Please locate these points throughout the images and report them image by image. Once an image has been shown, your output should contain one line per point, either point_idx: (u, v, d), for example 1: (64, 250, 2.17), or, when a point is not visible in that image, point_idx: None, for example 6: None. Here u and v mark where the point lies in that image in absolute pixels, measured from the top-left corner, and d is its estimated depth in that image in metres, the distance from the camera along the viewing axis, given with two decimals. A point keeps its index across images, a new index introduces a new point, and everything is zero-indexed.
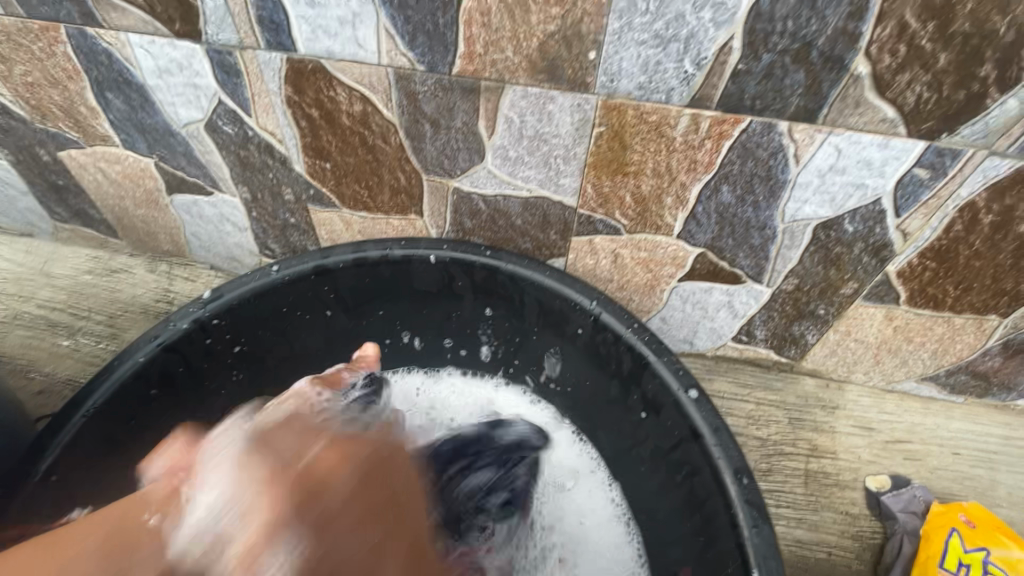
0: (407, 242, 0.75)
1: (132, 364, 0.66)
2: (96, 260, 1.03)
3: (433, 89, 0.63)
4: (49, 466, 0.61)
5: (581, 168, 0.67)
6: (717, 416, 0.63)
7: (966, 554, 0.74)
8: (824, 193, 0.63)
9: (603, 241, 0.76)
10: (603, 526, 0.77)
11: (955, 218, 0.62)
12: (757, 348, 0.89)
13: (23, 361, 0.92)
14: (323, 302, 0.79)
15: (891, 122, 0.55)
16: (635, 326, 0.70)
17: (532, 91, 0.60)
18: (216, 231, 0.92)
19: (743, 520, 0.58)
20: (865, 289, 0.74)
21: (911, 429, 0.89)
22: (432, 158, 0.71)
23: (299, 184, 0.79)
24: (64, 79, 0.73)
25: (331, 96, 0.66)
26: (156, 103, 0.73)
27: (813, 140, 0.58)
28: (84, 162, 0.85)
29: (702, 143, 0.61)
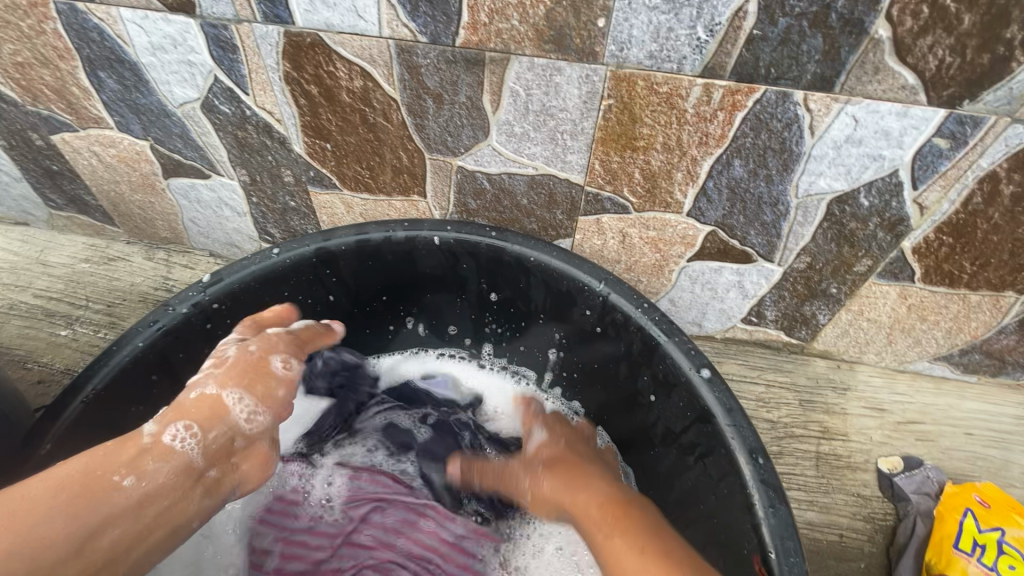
0: (410, 224, 0.73)
1: (131, 349, 0.65)
2: (93, 248, 1.01)
3: (435, 62, 0.61)
4: (50, 450, 0.59)
5: (589, 144, 0.65)
6: (730, 397, 0.62)
7: (982, 535, 0.72)
8: (839, 165, 0.61)
9: (610, 220, 0.75)
10: None
11: (975, 190, 0.61)
12: (767, 330, 0.88)
13: (20, 351, 0.91)
14: (325, 287, 0.77)
15: (912, 89, 0.53)
16: (646, 306, 0.68)
17: (539, 63, 0.58)
18: (214, 217, 0.90)
19: (759, 500, 0.57)
20: (879, 266, 0.72)
21: (924, 410, 0.88)
22: (435, 135, 0.69)
23: (298, 165, 0.77)
24: (55, 58, 0.70)
25: (330, 71, 0.64)
26: (150, 83, 0.71)
27: (829, 110, 0.57)
28: (78, 146, 0.83)
29: (714, 115, 0.59)
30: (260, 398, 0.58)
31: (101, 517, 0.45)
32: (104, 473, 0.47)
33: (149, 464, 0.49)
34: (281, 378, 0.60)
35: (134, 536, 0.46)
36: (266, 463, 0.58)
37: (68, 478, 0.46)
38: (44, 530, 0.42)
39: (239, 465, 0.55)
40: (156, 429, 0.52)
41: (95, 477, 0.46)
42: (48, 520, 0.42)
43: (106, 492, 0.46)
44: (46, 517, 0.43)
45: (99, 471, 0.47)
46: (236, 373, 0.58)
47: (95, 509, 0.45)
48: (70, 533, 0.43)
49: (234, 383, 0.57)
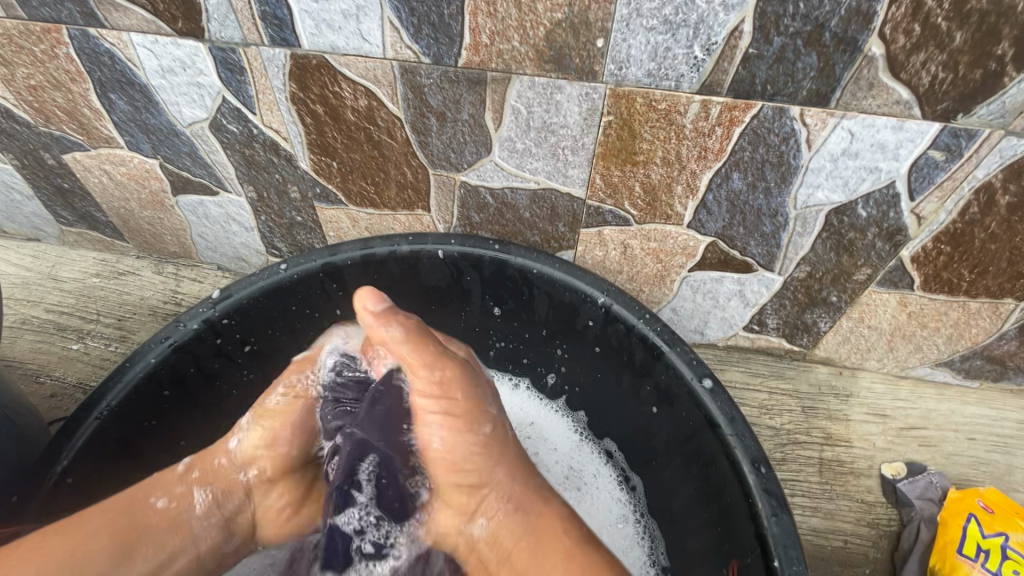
0: (414, 238, 0.75)
1: (144, 365, 0.66)
2: (103, 263, 1.03)
3: (438, 82, 0.62)
4: (66, 466, 0.60)
5: (589, 159, 0.66)
6: (733, 406, 0.63)
7: (985, 540, 0.73)
8: (837, 178, 0.62)
9: (612, 232, 0.76)
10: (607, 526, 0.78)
11: (971, 200, 0.61)
12: (768, 337, 0.89)
13: (33, 365, 0.92)
14: (332, 300, 0.79)
15: (906, 104, 0.54)
16: (648, 316, 0.69)
17: (539, 82, 0.60)
18: (222, 231, 0.92)
19: (762, 509, 0.58)
20: (879, 274, 0.73)
21: (926, 416, 0.88)
22: (438, 152, 0.70)
23: (304, 182, 0.79)
24: (66, 81, 0.72)
25: (335, 91, 0.65)
26: (160, 104, 0.72)
27: (825, 125, 0.58)
28: (89, 165, 0.85)
29: (712, 130, 0.60)
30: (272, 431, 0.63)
31: (141, 545, 0.54)
32: (146, 500, 0.58)
33: (181, 489, 0.59)
34: (294, 420, 0.64)
35: (163, 560, 0.55)
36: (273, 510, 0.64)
37: (111, 513, 0.55)
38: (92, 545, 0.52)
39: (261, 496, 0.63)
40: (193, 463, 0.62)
41: (137, 504, 0.57)
42: (95, 549, 0.52)
43: (147, 520, 0.56)
44: (93, 532, 0.53)
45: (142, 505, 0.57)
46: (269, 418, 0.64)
47: (136, 535, 0.55)
48: (112, 555, 0.52)
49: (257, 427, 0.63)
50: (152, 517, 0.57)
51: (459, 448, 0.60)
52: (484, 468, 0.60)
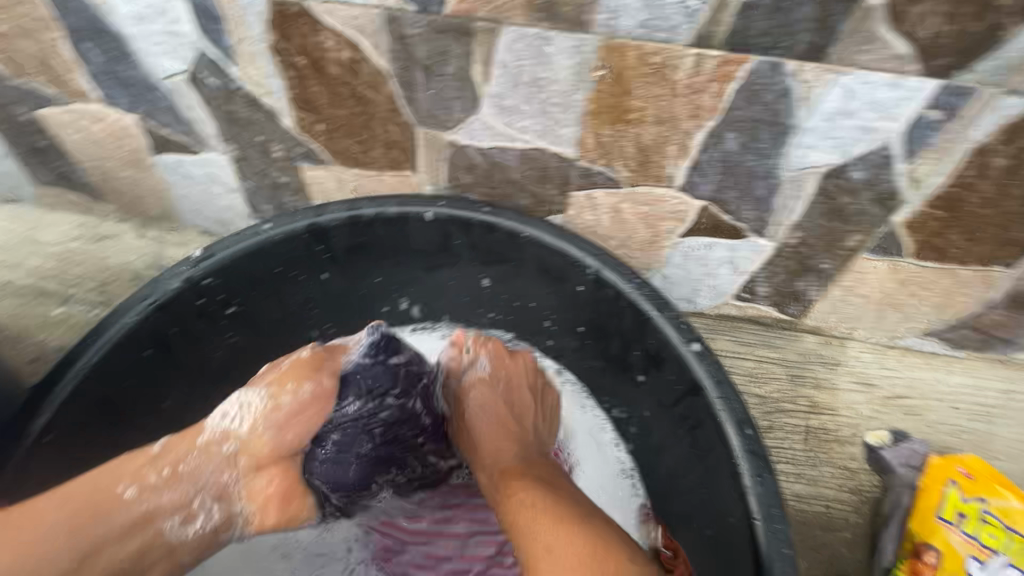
0: (402, 199, 0.73)
1: (124, 324, 0.65)
2: (84, 226, 1.00)
3: (424, 32, 0.60)
4: (45, 423, 0.60)
5: (580, 116, 0.65)
6: (720, 369, 0.62)
7: (964, 505, 0.74)
8: (832, 138, 0.61)
9: (603, 195, 0.74)
10: (608, 478, 0.78)
11: (966, 162, 0.60)
12: (758, 306, 0.88)
13: (15, 329, 0.91)
14: (318, 264, 0.77)
15: (904, 59, 0.53)
16: (637, 281, 0.68)
17: (529, 32, 0.57)
18: (204, 193, 0.89)
19: (746, 470, 0.58)
20: (870, 241, 0.73)
21: (912, 385, 0.89)
22: (425, 109, 0.68)
23: (288, 140, 0.77)
24: (37, 29, 0.69)
25: (317, 42, 0.63)
26: (134, 54, 0.69)
27: (822, 81, 0.56)
28: (64, 121, 0.82)
29: (706, 86, 0.59)
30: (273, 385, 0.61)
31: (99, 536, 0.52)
32: (110, 486, 0.54)
33: (152, 478, 0.56)
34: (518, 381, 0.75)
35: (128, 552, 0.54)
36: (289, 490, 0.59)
37: (77, 491, 0.53)
38: (47, 543, 0.49)
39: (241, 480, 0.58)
40: (167, 442, 0.59)
41: (99, 491, 0.54)
42: (50, 533, 0.50)
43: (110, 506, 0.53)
44: (50, 528, 0.50)
45: (105, 486, 0.54)
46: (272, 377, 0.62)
47: (94, 527, 0.52)
48: (68, 546, 0.50)
49: (265, 396, 0.60)
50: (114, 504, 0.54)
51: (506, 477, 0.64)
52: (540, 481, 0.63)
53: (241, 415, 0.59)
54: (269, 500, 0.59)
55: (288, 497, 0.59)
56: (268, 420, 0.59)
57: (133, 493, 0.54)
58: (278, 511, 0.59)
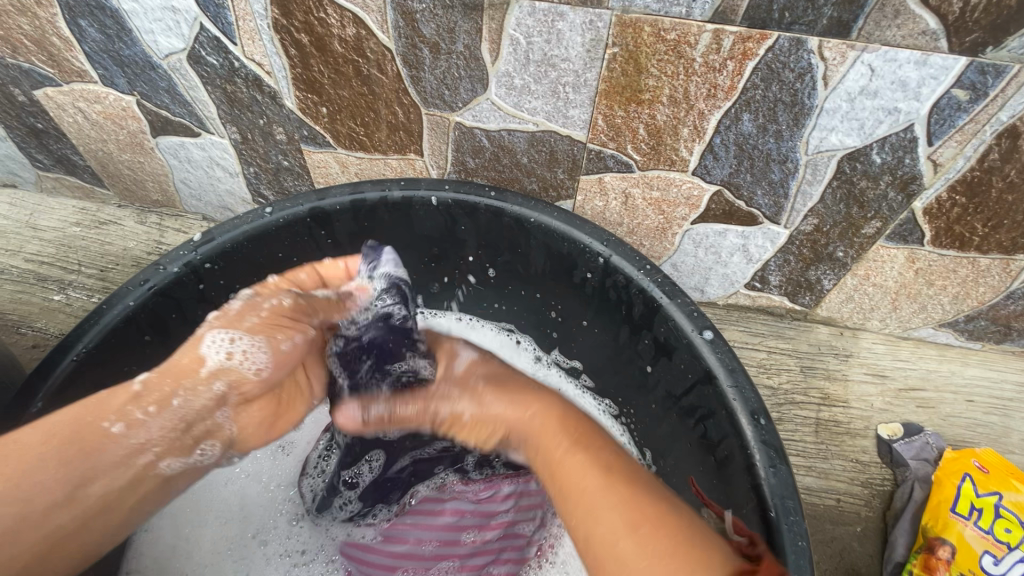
0: (406, 183, 0.71)
1: (123, 308, 0.63)
2: (84, 211, 0.99)
3: (431, 7, 0.58)
4: (42, 408, 0.58)
5: (591, 97, 0.63)
6: (733, 357, 0.61)
7: (979, 499, 0.73)
8: (853, 120, 0.59)
9: (613, 180, 0.72)
10: None
11: (992, 145, 0.58)
12: (770, 296, 0.87)
13: (13, 315, 0.90)
14: (320, 249, 0.76)
15: (932, 35, 0.51)
16: (648, 267, 0.67)
17: (540, 7, 0.55)
18: (206, 177, 0.88)
19: (760, 460, 0.56)
20: (888, 228, 0.70)
21: (926, 377, 0.87)
22: (432, 89, 0.66)
23: (290, 122, 0.75)
24: (32, 5, 0.67)
25: (321, 18, 0.61)
26: (133, 32, 0.68)
27: (844, 59, 0.54)
28: (62, 102, 0.80)
29: (723, 64, 0.57)
30: (261, 327, 0.53)
31: (94, 472, 0.47)
32: (95, 422, 0.48)
33: (139, 416, 0.49)
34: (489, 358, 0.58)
35: (123, 486, 0.48)
36: (264, 418, 0.56)
37: (60, 423, 0.47)
38: (37, 475, 0.44)
39: (228, 414, 0.53)
40: (150, 377, 0.51)
41: (86, 426, 0.47)
42: (38, 469, 0.44)
43: (95, 446, 0.47)
44: (36, 463, 0.45)
45: (88, 421, 0.48)
46: (252, 317, 0.53)
47: (84, 462, 0.46)
48: (59, 482, 0.45)
49: (256, 341, 0.52)
50: (98, 443, 0.47)
51: (476, 370, 0.55)
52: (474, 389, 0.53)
53: (232, 351, 0.52)
54: (258, 425, 0.56)
55: (274, 416, 0.57)
56: (262, 360, 0.52)
57: (121, 429, 0.48)
58: (264, 432, 0.57)
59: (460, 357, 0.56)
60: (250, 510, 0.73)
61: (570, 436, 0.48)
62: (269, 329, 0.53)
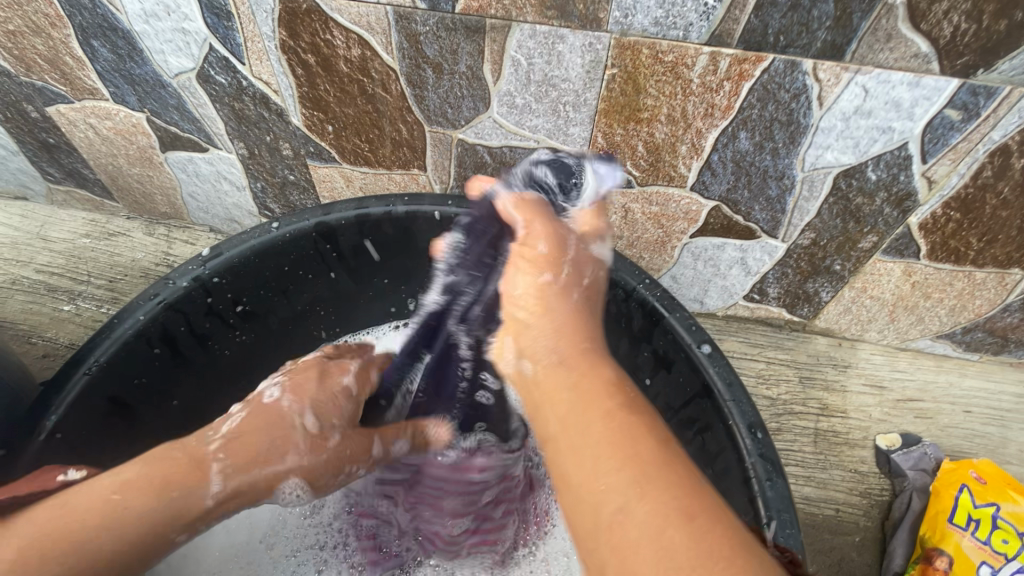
0: (410, 198, 0.73)
1: (133, 322, 0.65)
2: (94, 223, 1.01)
3: (434, 30, 0.59)
4: (56, 421, 0.59)
5: (591, 116, 0.64)
6: (730, 371, 0.62)
7: (976, 510, 0.73)
8: (847, 138, 0.60)
9: (613, 195, 0.74)
10: None
11: (985, 163, 0.59)
12: (768, 307, 0.88)
13: (24, 326, 0.91)
14: (325, 263, 0.77)
15: (924, 58, 0.52)
16: (646, 281, 0.68)
17: (540, 30, 0.57)
18: (213, 191, 0.90)
19: (757, 474, 0.57)
20: (885, 242, 0.71)
21: (924, 388, 0.88)
22: (435, 107, 0.68)
23: (297, 138, 0.76)
24: (47, 26, 0.69)
25: (327, 39, 0.62)
26: (144, 52, 0.69)
27: (839, 81, 0.55)
28: (74, 118, 0.82)
29: (720, 85, 0.58)
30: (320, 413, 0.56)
31: (176, 531, 0.47)
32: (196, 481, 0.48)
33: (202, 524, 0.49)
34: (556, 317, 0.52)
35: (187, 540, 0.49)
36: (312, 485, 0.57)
37: (143, 528, 0.44)
38: (129, 530, 0.43)
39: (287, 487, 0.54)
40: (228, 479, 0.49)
41: (160, 533, 0.46)
42: (132, 523, 0.44)
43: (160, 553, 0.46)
44: (134, 518, 0.44)
45: (162, 528, 0.45)
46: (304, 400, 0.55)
47: (177, 520, 0.46)
48: (148, 540, 0.44)
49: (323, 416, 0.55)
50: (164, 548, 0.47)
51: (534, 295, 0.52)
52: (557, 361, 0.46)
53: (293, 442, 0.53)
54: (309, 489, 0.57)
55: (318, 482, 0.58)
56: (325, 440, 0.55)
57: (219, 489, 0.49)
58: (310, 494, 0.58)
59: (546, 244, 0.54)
60: (256, 518, 0.74)
61: (622, 396, 0.42)
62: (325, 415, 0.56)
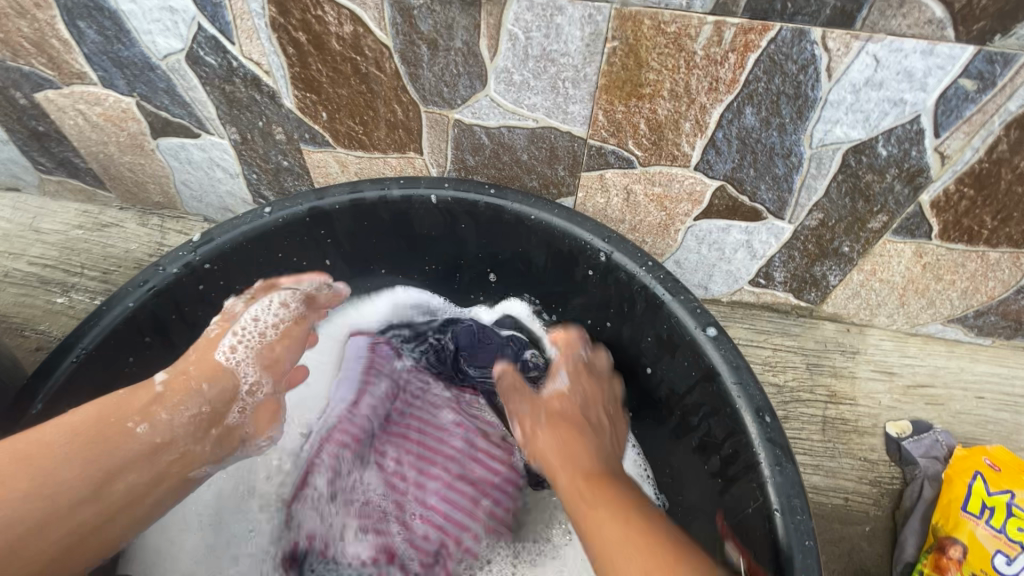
0: (406, 181, 0.71)
1: (122, 309, 0.63)
2: (86, 214, 0.99)
3: (428, 3, 0.57)
4: (43, 409, 0.58)
5: (592, 92, 0.62)
6: (737, 354, 0.60)
7: (991, 497, 0.71)
8: (857, 112, 0.58)
9: (614, 176, 0.72)
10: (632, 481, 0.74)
11: (1001, 136, 0.57)
12: (774, 292, 0.85)
13: (17, 318, 0.90)
14: (320, 249, 0.75)
15: (938, 24, 0.50)
16: (650, 264, 0.66)
17: (538, 2, 0.55)
18: (206, 178, 0.88)
19: (765, 458, 0.56)
20: (895, 222, 0.69)
21: (935, 374, 0.86)
22: (430, 86, 0.66)
23: (290, 122, 0.74)
24: (31, 7, 0.67)
25: (318, 16, 0.61)
26: (131, 33, 0.67)
27: (848, 50, 0.53)
28: (63, 105, 0.80)
29: (725, 57, 0.56)
30: (266, 364, 0.61)
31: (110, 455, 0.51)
32: (120, 419, 0.52)
33: (162, 414, 0.54)
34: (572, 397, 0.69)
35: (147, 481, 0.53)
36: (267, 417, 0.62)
37: (85, 421, 0.51)
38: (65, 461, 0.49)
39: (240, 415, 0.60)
40: (170, 378, 0.57)
41: (112, 423, 0.52)
42: (68, 460, 0.49)
43: (125, 442, 0.52)
44: (63, 450, 0.49)
45: (105, 429, 0.52)
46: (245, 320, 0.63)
47: (107, 456, 0.51)
48: (86, 474, 0.49)
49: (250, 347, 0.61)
50: (123, 435, 0.52)
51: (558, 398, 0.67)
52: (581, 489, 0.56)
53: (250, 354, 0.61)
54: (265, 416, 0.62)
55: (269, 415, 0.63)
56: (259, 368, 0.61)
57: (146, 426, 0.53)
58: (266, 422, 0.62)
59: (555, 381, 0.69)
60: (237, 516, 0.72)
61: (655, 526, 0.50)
62: (267, 367, 0.61)
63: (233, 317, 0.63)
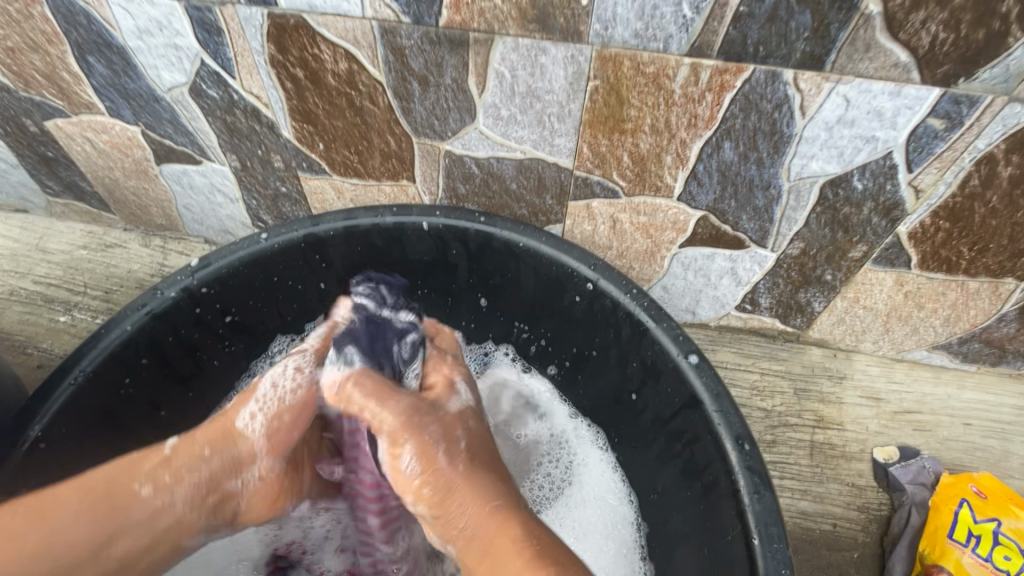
0: (398, 209, 0.73)
1: (120, 332, 0.65)
2: (91, 235, 1.02)
3: (419, 43, 0.60)
4: (40, 432, 0.60)
5: (576, 126, 0.64)
6: (718, 382, 0.61)
7: (977, 525, 0.72)
8: (832, 148, 0.60)
9: (601, 205, 0.74)
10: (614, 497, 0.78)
11: (972, 172, 0.59)
12: (761, 317, 0.87)
13: (21, 336, 0.93)
14: (315, 273, 0.78)
15: (904, 67, 0.52)
16: (634, 291, 0.67)
17: (523, 43, 0.57)
18: (207, 203, 0.91)
19: (744, 487, 0.57)
20: (875, 252, 0.71)
21: (922, 400, 0.86)
22: (422, 119, 0.68)
23: (288, 150, 0.77)
24: (44, 43, 0.71)
25: (315, 53, 0.63)
26: (138, 67, 0.71)
27: (820, 90, 0.55)
28: (71, 132, 0.84)
29: (702, 95, 0.58)
30: (271, 431, 0.59)
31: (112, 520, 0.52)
32: (128, 481, 0.54)
33: (167, 477, 0.55)
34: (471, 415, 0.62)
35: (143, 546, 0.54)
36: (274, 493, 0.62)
37: (94, 484, 0.53)
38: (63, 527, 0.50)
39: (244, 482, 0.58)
40: (178, 443, 0.57)
41: (118, 484, 0.54)
42: (68, 524, 0.50)
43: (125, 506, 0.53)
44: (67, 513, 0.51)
45: (111, 488, 0.53)
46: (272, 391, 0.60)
47: (112, 520, 0.52)
48: (88, 537, 0.51)
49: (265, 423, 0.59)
50: (126, 501, 0.53)
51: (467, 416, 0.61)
52: (449, 485, 0.55)
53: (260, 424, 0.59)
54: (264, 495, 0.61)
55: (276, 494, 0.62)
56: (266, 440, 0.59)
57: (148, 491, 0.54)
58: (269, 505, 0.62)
59: (455, 400, 0.61)
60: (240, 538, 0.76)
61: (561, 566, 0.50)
62: (273, 435, 0.59)
63: (257, 385, 0.61)
